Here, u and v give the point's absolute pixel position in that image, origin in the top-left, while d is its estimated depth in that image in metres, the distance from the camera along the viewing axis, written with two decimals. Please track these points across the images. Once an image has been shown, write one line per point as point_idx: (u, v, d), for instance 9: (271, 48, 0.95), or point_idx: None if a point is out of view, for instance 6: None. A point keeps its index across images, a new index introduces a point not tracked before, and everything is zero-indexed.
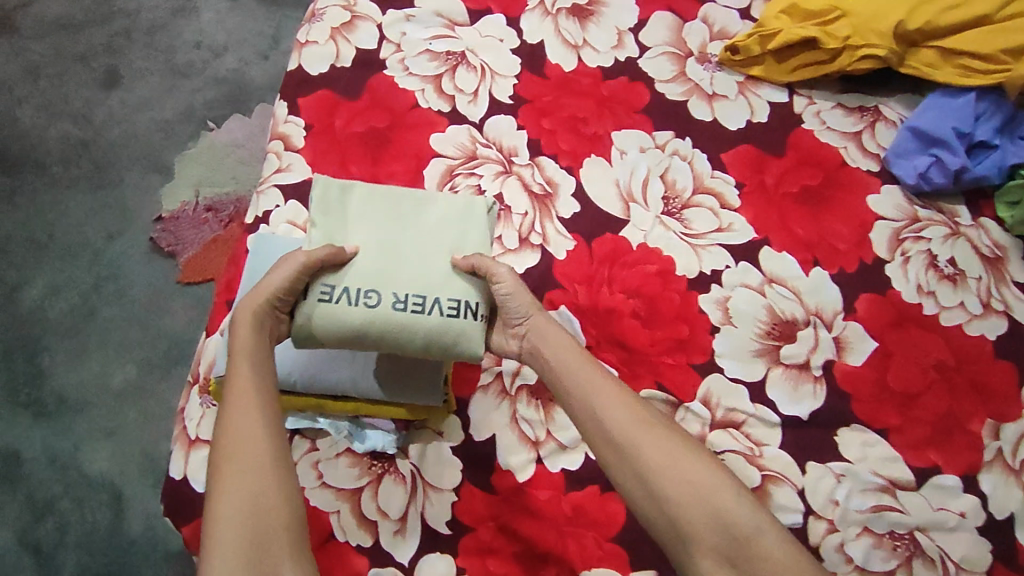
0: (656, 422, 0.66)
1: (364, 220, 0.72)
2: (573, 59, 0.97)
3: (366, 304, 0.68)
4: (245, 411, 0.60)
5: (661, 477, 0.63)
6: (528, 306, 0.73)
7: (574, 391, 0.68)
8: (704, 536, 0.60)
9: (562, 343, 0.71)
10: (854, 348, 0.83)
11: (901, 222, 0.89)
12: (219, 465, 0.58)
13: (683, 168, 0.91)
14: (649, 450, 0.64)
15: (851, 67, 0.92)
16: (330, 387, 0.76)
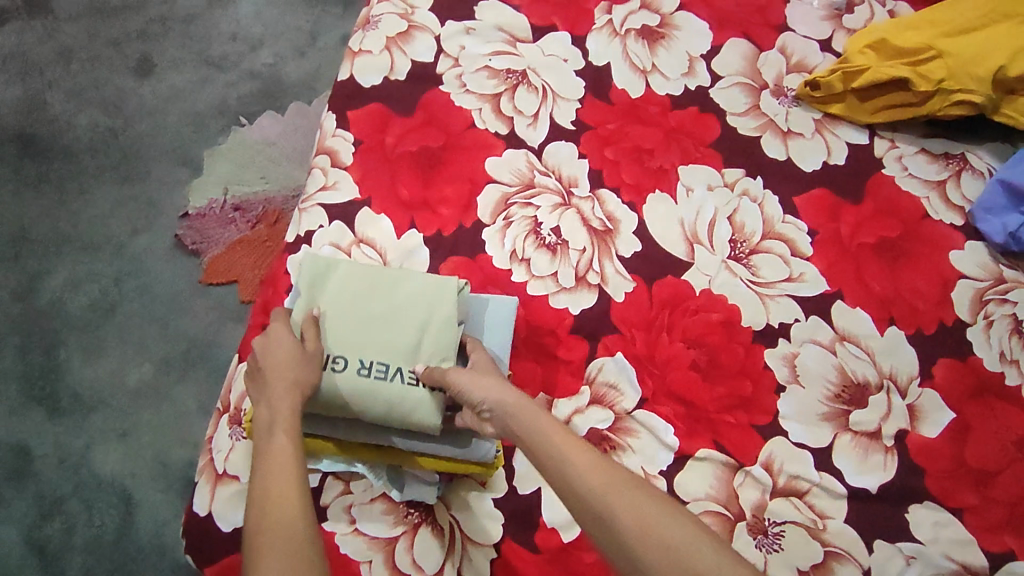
0: (632, 481, 0.57)
1: (339, 293, 0.72)
2: (640, 84, 0.91)
3: (332, 369, 0.69)
4: (281, 475, 0.56)
5: (637, 542, 0.53)
6: (489, 383, 0.66)
7: (537, 450, 0.60)
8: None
9: (529, 407, 0.64)
10: (929, 418, 0.76)
11: (986, 283, 0.82)
12: (254, 538, 0.53)
13: (753, 210, 0.85)
14: (620, 510, 0.54)
15: (942, 112, 0.85)
16: (370, 432, 0.71)
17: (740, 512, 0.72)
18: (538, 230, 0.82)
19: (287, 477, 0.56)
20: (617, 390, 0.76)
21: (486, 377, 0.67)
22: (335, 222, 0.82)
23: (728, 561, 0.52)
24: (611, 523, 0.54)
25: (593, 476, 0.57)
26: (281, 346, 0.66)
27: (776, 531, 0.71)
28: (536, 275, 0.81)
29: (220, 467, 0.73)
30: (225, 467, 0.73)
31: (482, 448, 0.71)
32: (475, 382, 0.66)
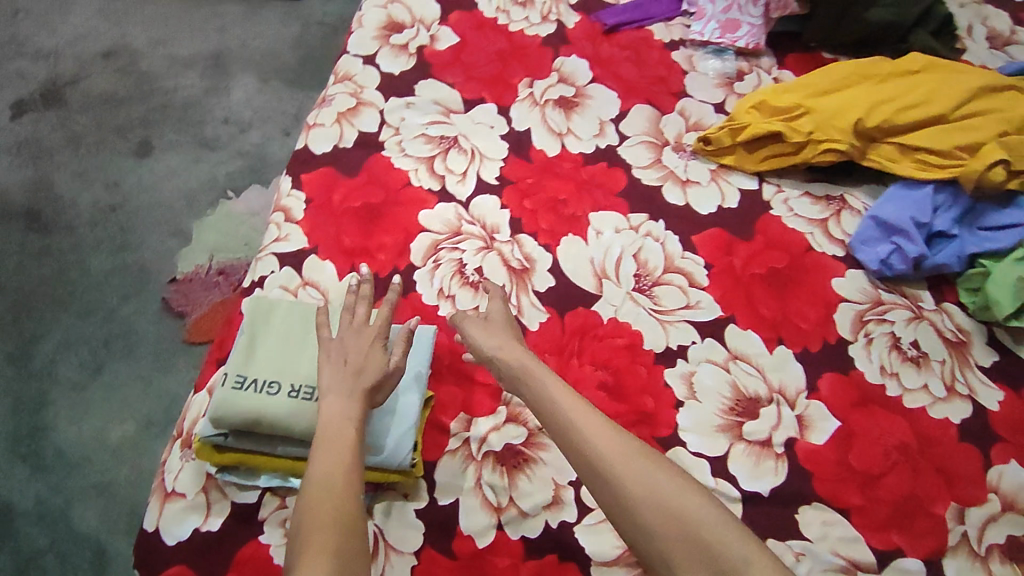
0: (641, 452, 0.66)
1: (279, 328, 0.79)
2: (557, 145, 1.05)
3: (267, 392, 0.74)
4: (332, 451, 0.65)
5: (644, 508, 0.62)
6: (505, 342, 0.79)
7: (554, 417, 0.70)
8: (691, 571, 0.59)
9: (535, 372, 0.75)
10: (817, 427, 0.82)
11: (865, 305, 0.90)
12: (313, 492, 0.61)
13: (655, 248, 0.95)
14: (629, 479, 0.63)
15: (815, 160, 0.97)
16: (300, 447, 0.76)
17: None
18: (463, 270, 0.94)
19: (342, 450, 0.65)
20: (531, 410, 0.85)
21: (498, 337, 0.80)
22: (285, 268, 0.93)
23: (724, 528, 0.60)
24: (618, 489, 0.63)
25: (607, 445, 0.65)
26: (373, 355, 0.75)
27: None
28: (460, 309, 0.91)
29: (170, 486, 0.79)
30: (174, 486, 0.79)
31: (399, 454, 0.76)
32: (488, 342, 0.80)
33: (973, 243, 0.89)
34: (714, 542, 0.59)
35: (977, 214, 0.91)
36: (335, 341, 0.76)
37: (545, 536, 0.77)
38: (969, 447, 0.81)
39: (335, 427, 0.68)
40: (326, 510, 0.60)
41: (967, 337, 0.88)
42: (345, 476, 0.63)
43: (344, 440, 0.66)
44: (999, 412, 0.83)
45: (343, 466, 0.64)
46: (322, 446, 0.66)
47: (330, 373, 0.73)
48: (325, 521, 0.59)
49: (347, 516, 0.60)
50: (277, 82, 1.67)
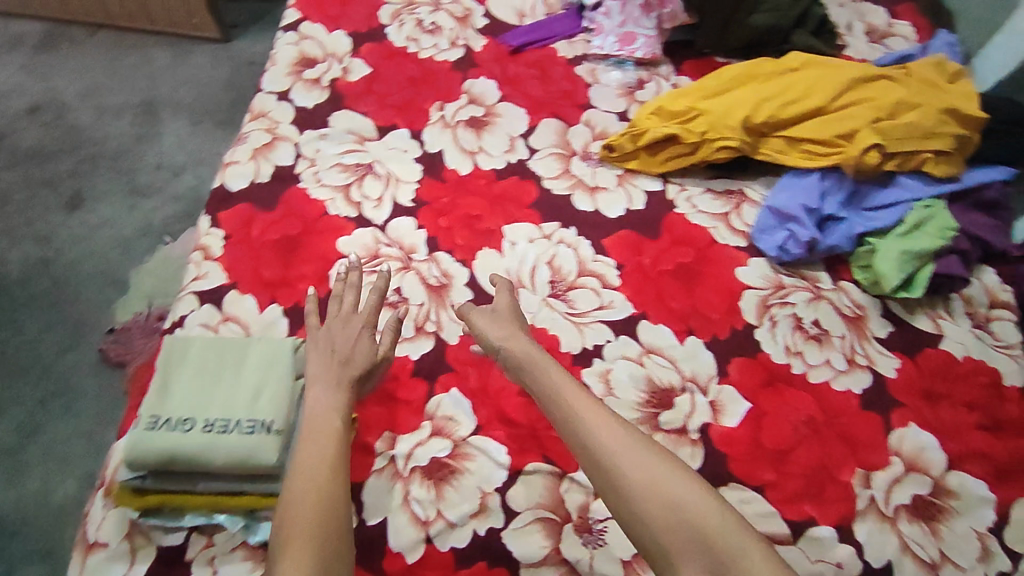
0: (643, 446, 0.71)
1: (193, 365, 0.79)
2: (469, 163, 1.09)
3: (181, 429, 0.74)
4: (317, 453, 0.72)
5: (637, 493, 0.68)
6: (506, 332, 0.85)
7: (561, 410, 0.76)
8: (679, 554, 0.65)
9: (539, 363, 0.81)
10: (729, 410, 0.86)
11: (767, 290, 0.95)
12: (293, 490, 0.69)
13: (568, 254, 0.99)
14: (631, 471, 0.69)
15: (711, 158, 1.01)
16: (220, 481, 0.75)
17: (566, 516, 0.80)
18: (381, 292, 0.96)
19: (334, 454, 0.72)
20: (455, 421, 0.87)
21: (502, 327, 0.86)
22: (205, 305, 0.94)
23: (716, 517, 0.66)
24: (618, 478, 0.70)
25: (613, 441, 0.71)
26: (360, 344, 0.82)
27: (599, 527, 0.79)
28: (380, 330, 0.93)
29: (92, 537, 0.76)
30: (96, 536, 0.76)
31: None
32: (496, 331, 0.85)
33: (860, 223, 0.94)
34: (710, 532, 0.65)
35: (863, 195, 0.96)
36: (322, 330, 0.84)
37: (474, 544, 0.79)
38: (871, 414, 0.85)
39: (329, 430, 0.74)
40: (308, 510, 0.67)
41: (864, 312, 0.93)
42: (326, 475, 0.70)
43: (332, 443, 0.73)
44: (897, 378, 0.88)
45: (330, 469, 0.71)
46: (309, 443, 0.73)
47: (321, 361, 0.80)
48: (306, 518, 0.66)
49: (329, 515, 0.67)
50: (210, 123, 1.67)
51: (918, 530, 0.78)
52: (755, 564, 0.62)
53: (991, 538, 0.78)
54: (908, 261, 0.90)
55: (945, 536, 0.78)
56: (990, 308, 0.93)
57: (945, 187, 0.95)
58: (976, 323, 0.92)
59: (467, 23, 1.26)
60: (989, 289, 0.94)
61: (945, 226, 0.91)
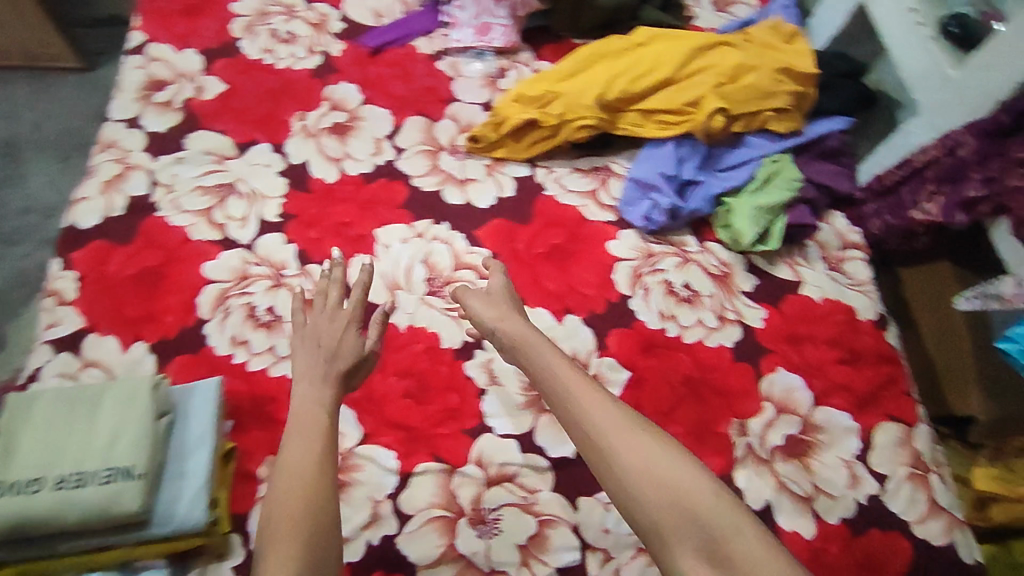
0: (636, 423, 0.70)
1: (38, 422, 0.74)
2: (335, 170, 1.06)
3: (28, 491, 0.69)
4: (303, 450, 0.71)
5: (637, 476, 0.66)
6: (496, 316, 0.82)
7: (556, 389, 0.74)
8: (682, 539, 0.63)
9: (537, 343, 0.79)
10: (611, 382, 0.88)
11: (637, 260, 0.97)
12: (276, 488, 0.68)
13: (443, 250, 0.99)
14: (627, 453, 0.67)
15: (573, 138, 1.02)
16: (81, 539, 0.71)
17: (460, 510, 0.80)
18: (254, 313, 0.94)
19: (315, 449, 0.71)
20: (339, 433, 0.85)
21: (496, 309, 0.84)
22: (62, 353, 0.89)
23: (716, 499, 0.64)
24: (616, 461, 0.67)
25: (606, 419, 0.69)
26: (346, 338, 0.82)
27: (493, 517, 0.79)
28: (255, 352, 0.91)
29: None
30: None
31: (192, 515, 0.73)
32: (489, 313, 0.83)
33: (717, 183, 0.98)
34: (704, 511, 0.63)
35: (716, 157, 1.00)
36: (308, 326, 0.84)
37: (369, 555, 0.77)
38: (743, 365, 0.89)
39: (315, 424, 0.73)
40: (293, 507, 0.66)
41: (730, 269, 0.96)
42: (313, 470, 0.69)
43: (319, 436, 0.72)
44: (765, 328, 0.92)
45: (314, 463, 0.69)
46: (294, 439, 0.72)
47: (306, 357, 0.80)
48: (291, 512, 0.65)
49: (318, 509, 0.66)
50: (79, 157, 1.53)
51: (793, 468, 0.82)
52: (749, 545, 0.61)
53: (858, 464, 0.83)
54: (760, 216, 0.94)
55: (817, 469, 0.82)
56: (842, 250, 0.98)
57: (789, 141, 1.00)
58: (831, 266, 0.97)
59: (323, 29, 1.22)
60: (840, 232, 1.00)
61: (792, 178, 0.97)
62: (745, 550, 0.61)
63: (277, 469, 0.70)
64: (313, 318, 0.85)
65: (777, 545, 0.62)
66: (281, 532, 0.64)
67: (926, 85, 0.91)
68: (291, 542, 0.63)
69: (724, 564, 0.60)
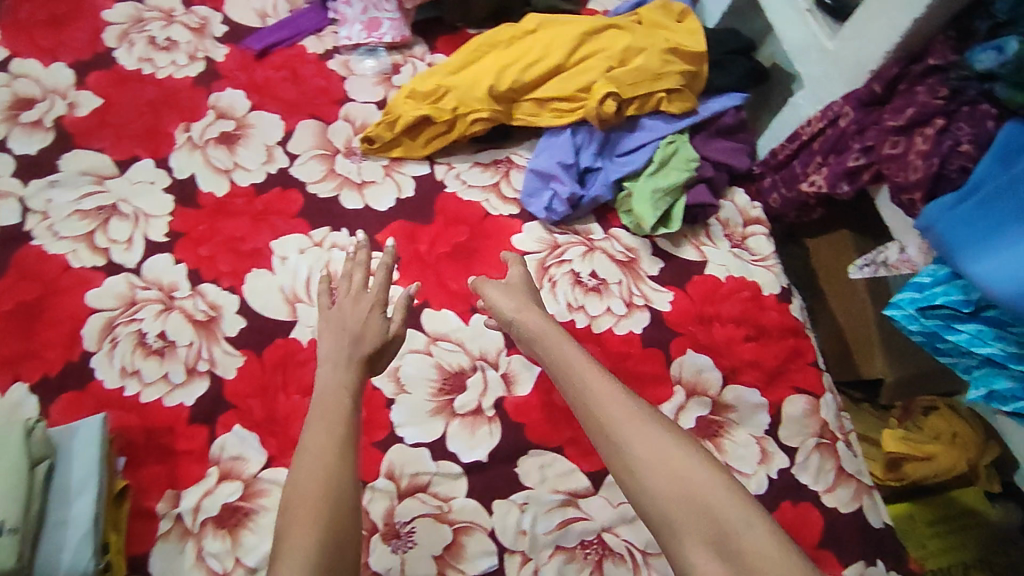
0: (649, 416, 0.66)
1: None
2: (225, 183, 1.01)
3: None
4: (322, 433, 0.68)
5: (645, 466, 0.63)
6: (514, 307, 0.81)
7: (569, 381, 0.71)
8: (691, 534, 0.59)
9: (549, 332, 0.76)
10: (521, 379, 0.86)
11: (543, 252, 0.96)
12: (297, 471, 0.65)
13: (343, 258, 0.95)
14: (637, 443, 0.64)
15: (468, 133, 1.00)
16: None
17: (371, 527, 0.76)
18: (144, 340, 0.88)
19: (338, 433, 0.68)
20: (243, 459, 0.81)
21: (515, 299, 0.82)
22: None
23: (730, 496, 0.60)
24: (625, 450, 0.64)
25: (618, 409, 0.66)
26: (371, 322, 0.79)
27: (407, 531, 0.76)
28: (148, 383, 0.85)
29: None
30: None
31: (79, 565, 0.69)
32: (508, 304, 0.81)
33: (616, 169, 0.97)
34: (716, 507, 0.59)
35: (614, 142, 0.99)
36: (332, 309, 0.82)
37: None
38: (652, 350, 0.89)
39: (335, 408, 0.70)
40: (312, 491, 0.63)
41: (635, 254, 0.96)
42: (334, 456, 0.66)
43: (340, 420, 0.69)
44: (672, 311, 0.92)
45: (334, 449, 0.66)
46: (316, 421, 0.69)
47: (330, 339, 0.78)
48: (314, 495, 0.63)
49: (337, 496, 0.63)
50: None
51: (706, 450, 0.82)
52: (762, 542, 0.57)
53: (768, 439, 0.84)
54: (660, 200, 0.95)
55: (728, 448, 0.83)
56: (745, 226, 1.00)
57: (684, 122, 1.00)
58: (734, 243, 0.98)
59: (204, 33, 1.15)
60: (741, 208, 1.01)
61: (689, 158, 0.97)
62: (757, 549, 0.57)
63: (301, 450, 0.67)
64: (338, 303, 0.83)
65: (794, 549, 0.57)
66: (299, 517, 0.61)
67: (806, 57, 0.94)
68: (309, 525, 0.60)
69: (733, 560, 0.57)
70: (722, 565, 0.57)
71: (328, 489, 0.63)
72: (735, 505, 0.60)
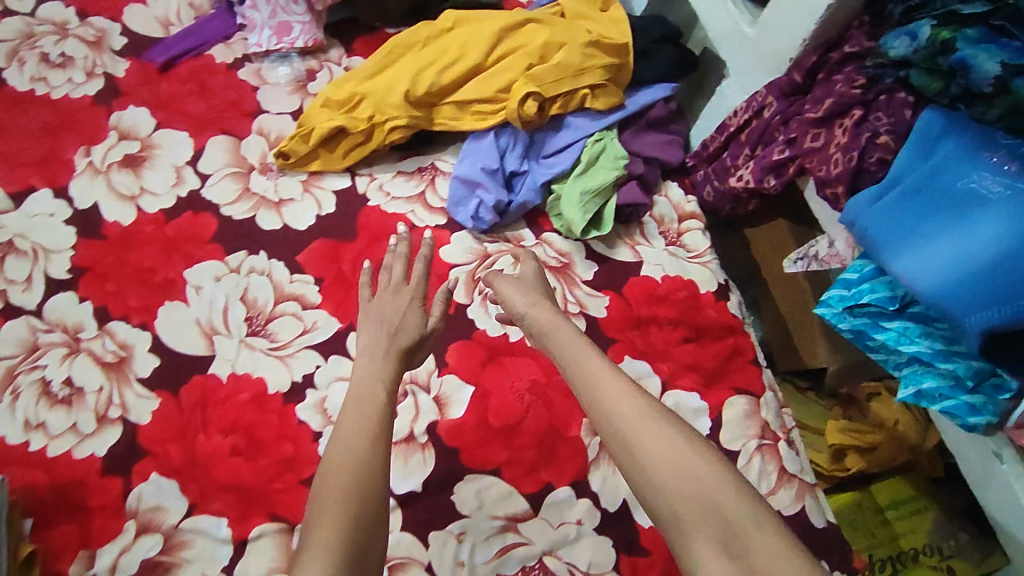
0: (660, 413, 0.63)
1: None
2: (132, 210, 0.94)
3: None
4: (354, 425, 0.66)
5: (654, 463, 0.60)
6: (528, 300, 0.78)
7: (579, 376, 0.68)
8: (700, 533, 0.56)
9: (560, 327, 0.74)
10: (454, 400, 0.83)
11: (472, 264, 0.91)
12: (327, 460, 0.62)
13: (262, 282, 0.90)
14: (646, 440, 0.61)
15: (388, 141, 0.95)
16: None
17: None
18: (49, 389, 0.81)
19: (372, 423, 0.66)
20: (162, 510, 0.76)
21: (527, 294, 0.79)
22: None
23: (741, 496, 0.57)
24: (633, 446, 0.61)
25: (628, 404, 0.63)
26: (410, 314, 0.79)
27: None
28: (55, 435, 0.79)
29: None
30: None
31: None
32: (521, 298, 0.79)
33: (543, 172, 0.94)
34: (727, 506, 0.57)
35: (539, 143, 0.96)
36: (372, 303, 0.81)
37: None
38: None
39: (370, 401, 0.68)
40: (340, 483, 0.60)
41: (569, 259, 0.93)
42: (367, 449, 0.63)
43: (374, 413, 0.67)
44: (607, 316, 0.89)
45: (363, 441, 0.64)
46: (349, 413, 0.67)
47: (369, 333, 0.78)
48: (343, 487, 0.60)
49: (366, 490, 0.60)
50: None
51: None
52: (773, 544, 0.54)
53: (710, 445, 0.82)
54: (589, 201, 0.91)
55: None
56: (679, 222, 0.97)
57: (612, 117, 0.96)
58: (670, 241, 0.96)
59: (102, 47, 1.06)
60: (676, 203, 0.99)
61: (617, 156, 0.94)
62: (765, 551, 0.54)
63: (331, 442, 0.65)
64: (378, 295, 0.82)
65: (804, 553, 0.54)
66: (321, 513, 0.58)
67: (729, 45, 0.91)
68: (337, 518, 0.57)
69: (742, 560, 0.54)
70: (730, 566, 0.54)
71: (354, 481, 0.60)
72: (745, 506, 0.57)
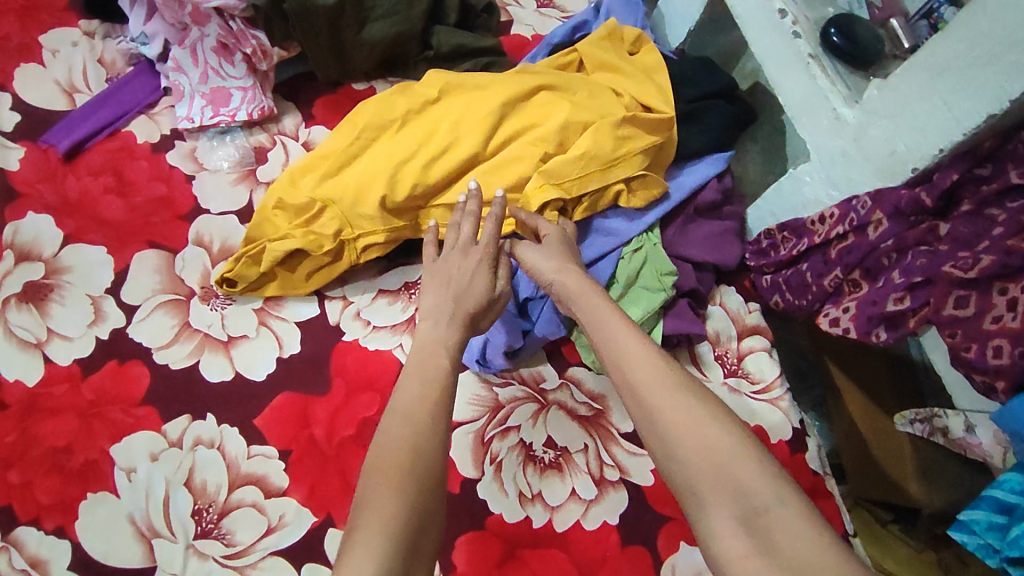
0: (685, 380, 0.53)
1: None
2: (38, 363, 0.72)
3: None
4: (414, 388, 0.55)
5: (670, 435, 0.50)
6: (547, 263, 0.65)
7: (599, 339, 0.58)
8: (718, 512, 0.46)
9: (579, 285, 0.62)
10: None
11: (481, 420, 0.72)
12: (387, 422, 0.52)
13: (212, 459, 0.70)
14: (664, 410, 0.51)
15: (362, 259, 0.74)
16: None
17: None
18: None
19: (433, 391, 0.55)
20: None
21: (555, 255, 0.66)
22: None
23: (768, 474, 0.47)
24: (652, 420, 0.51)
25: (647, 372, 0.53)
26: (479, 278, 0.65)
27: None
28: None
29: None
30: None
31: None
32: (544, 265, 0.65)
33: None
34: (749, 483, 0.46)
35: None
36: (439, 262, 0.67)
37: None
38: (634, 550, 0.68)
39: (435, 368, 0.57)
40: (399, 448, 0.50)
41: (602, 405, 0.75)
42: (431, 423, 0.52)
43: (439, 377, 0.56)
44: (653, 485, 0.71)
45: (426, 408, 0.53)
46: (413, 374, 0.56)
47: (433, 295, 0.64)
48: (400, 453, 0.49)
49: (423, 464, 0.50)
50: None
51: None
52: (802, 528, 0.44)
53: None
54: None
55: None
56: (740, 340, 0.77)
57: (654, 214, 0.75)
58: (729, 370, 0.75)
59: None
60: (734, 314, 0.78)
61: (663, 271, 0.72)
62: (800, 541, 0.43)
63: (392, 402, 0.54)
64: (443, 256, 0.68)
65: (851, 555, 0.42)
66: (376, 483, 0.48)
67: (811, 122, 0.67)
68: (395, 495, 0.47)
69: (763, 540, 0.44)
70: (753, 551, 0.44)
71: (412, 443, 0.50)
72: (774, 482, 0.46)
